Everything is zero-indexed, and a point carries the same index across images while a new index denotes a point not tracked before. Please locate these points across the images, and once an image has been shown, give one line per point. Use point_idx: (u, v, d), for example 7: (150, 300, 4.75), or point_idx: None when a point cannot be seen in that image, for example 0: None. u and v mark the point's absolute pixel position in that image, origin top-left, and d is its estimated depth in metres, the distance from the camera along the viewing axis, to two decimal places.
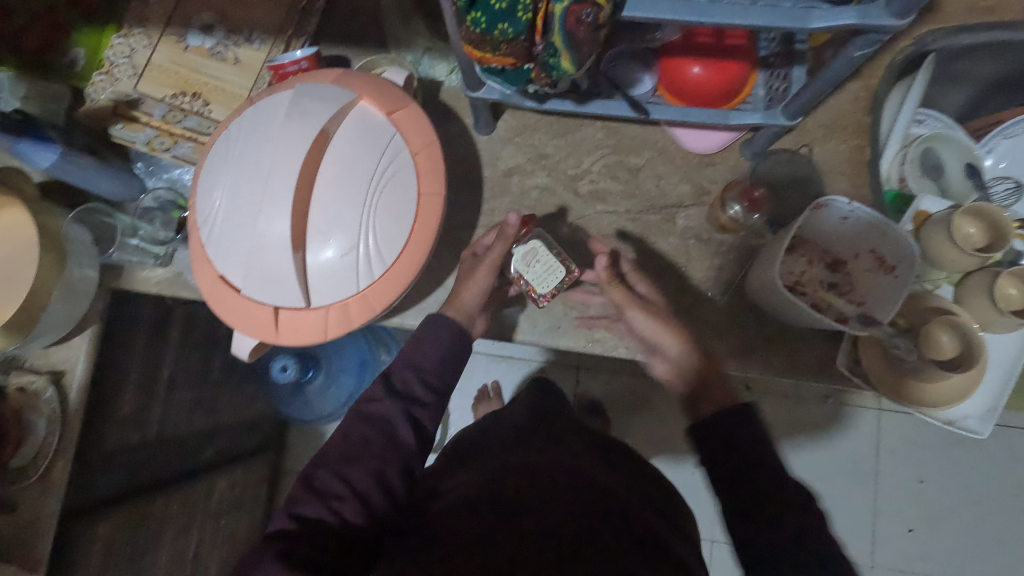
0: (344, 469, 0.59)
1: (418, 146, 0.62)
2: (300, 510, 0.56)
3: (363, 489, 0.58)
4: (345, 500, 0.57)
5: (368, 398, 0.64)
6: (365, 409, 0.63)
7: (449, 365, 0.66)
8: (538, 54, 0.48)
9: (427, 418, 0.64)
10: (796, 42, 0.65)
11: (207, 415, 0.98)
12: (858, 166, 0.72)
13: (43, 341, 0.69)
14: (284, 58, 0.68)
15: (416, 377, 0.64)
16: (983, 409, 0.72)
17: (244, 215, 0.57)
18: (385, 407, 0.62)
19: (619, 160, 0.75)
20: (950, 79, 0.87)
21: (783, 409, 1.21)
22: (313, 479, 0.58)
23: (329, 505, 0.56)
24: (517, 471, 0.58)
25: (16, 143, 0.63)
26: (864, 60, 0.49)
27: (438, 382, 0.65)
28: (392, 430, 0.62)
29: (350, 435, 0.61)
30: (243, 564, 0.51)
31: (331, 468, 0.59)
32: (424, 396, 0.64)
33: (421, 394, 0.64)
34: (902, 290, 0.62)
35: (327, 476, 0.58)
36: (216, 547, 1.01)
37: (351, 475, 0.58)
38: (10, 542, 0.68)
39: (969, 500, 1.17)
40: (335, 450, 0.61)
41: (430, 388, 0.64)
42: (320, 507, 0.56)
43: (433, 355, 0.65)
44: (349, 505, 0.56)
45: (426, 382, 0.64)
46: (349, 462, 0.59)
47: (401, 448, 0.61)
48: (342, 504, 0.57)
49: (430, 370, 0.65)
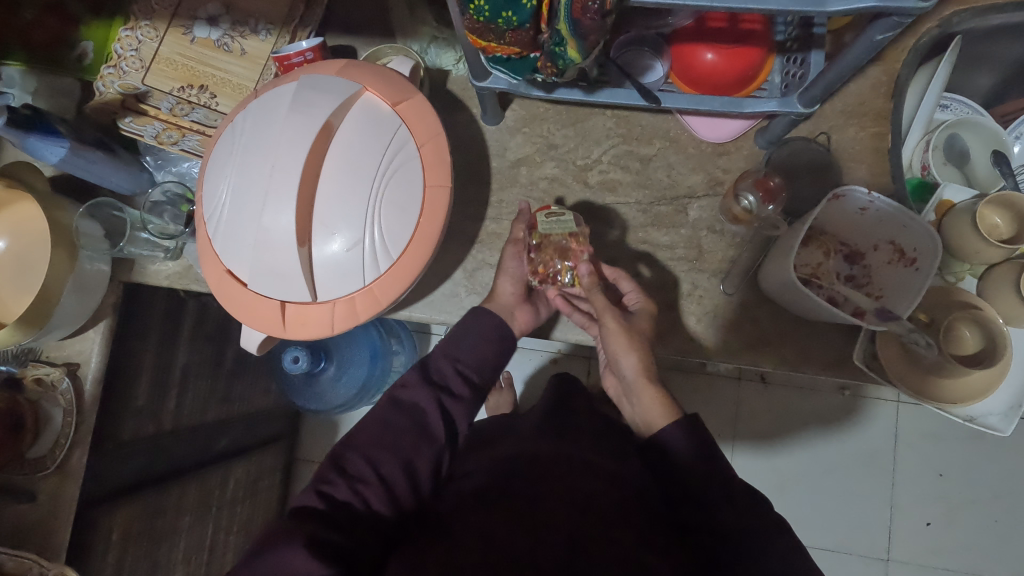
0: (373, 453, 0.59)
1: (423, 138, 0.61)
2: (327, 489, 0.56)
3: (390, 477, 0.58)
4: (372, 484, 0.57)
5: (401, 384, 0.65)
6: (398, 395, 0.63)
7: (487, 358, 0.66)
8: (544, 43, 0.47)
9: (459, 413, 0.64)
10: (815, 25, 0.60)
11: (220, 405, 0.99)
12: (877, 154, 0.69)
13: (58, 333, 0.70)
14: (290, 49, 0.67)
15: (453, 369, 0.65)
16: (1006, 405, 0.70)
17: (250, 209, 0.57)
18: (418, 393, 0.63)
19: (630, 150, 0.73)
20: (976, 62, 0.84)
21: (797, 401, 1.20)
22: (342, 460, 0.59)
23: (356, 489, 0.57)
24: (524, 465, 0.58)
25: (26, 140, 0.63)
26: (886, 44, 0.47)
27: (476, 377, 0.66)
28: (424, 420, 0.62)
29: (381, 419, 0.62)
30: (262, 540, 0.52)
31: (360, 450, 0.59)
32: (461, 390, 0.64)
33: (456, 385, 0.64)
34: (922, 282, 0.59)
35: (355, 458, 0.59)
36: (230, 533, 1.03)
37: (379, 459, 0.59)
38: (30, 529, 0.69)
39: (990, 493, 1.14)
40: (366, 434, 0.61)
41: (467, 383, 0.65)
42: (346, 490, 0.56)
43: (473, 349, 0.66)
44: (376, 492, 0.57)
45: (464, 375, 0.65)
46: (378, 447, 0.60)
47: (431, 440, 0.61)
48: (368, 489, 0.57)
49: (467, 362, 0.66)
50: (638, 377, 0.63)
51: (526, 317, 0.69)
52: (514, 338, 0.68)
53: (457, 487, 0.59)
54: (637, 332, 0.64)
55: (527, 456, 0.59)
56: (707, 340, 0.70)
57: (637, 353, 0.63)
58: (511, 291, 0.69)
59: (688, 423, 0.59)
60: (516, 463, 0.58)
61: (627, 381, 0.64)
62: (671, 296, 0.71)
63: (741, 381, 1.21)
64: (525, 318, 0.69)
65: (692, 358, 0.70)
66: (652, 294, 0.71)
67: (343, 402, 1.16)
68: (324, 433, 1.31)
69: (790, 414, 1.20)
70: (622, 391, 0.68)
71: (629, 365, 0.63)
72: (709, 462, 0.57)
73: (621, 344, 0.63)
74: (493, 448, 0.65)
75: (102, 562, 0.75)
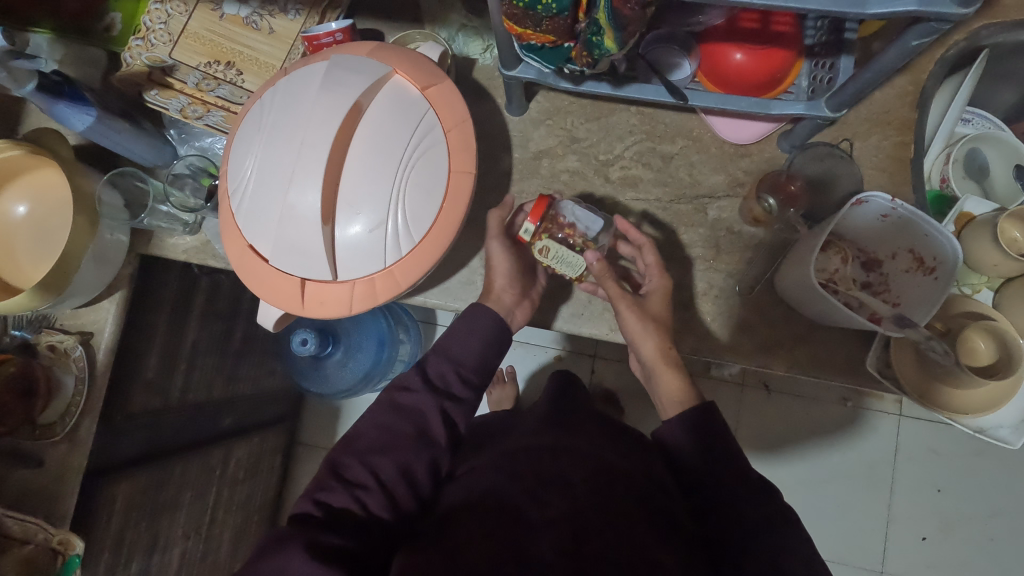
0: (371, 458, 0.59)
1: (450, 123, 0.62)
2: (325, 496, 0.57)
3: (390, 482, 0.58)
4: (371, 490, 0.57)
5: (402, 387, 0.64)
6: (399, 399, 0.63)
7: (487, 359, 0.66)
8: (581, 32, 0.47)
9: (458, 415, 0.64)
10: (845, 30, 0.62)
11: (227, 383, 0.99)
12: (899, 163, 0.70)
13: (74, 301, 0.70)
14: (319, 29, 0.67)
15: (455, 372, 0.65)
16: (1017, 418, 0.70)
17: (276, 185, 0.57)
18: (420, 398, 0.63)
19: (652, 147, 0.73)
20: (999, 78, 0.84)
21: (799, 410, 1.20)
22: (342, 466, 0.59)
23: (355, 495, 0.57)
24: (525, 466, 0.57)
25: (54, 107, 0.63)
26: (922, 49, 0.46)
27: (474, 377, 0.66)
28: (424, 424, 0.62)
29: (380, 425, 0.62)
30: (263, 547, 0.51)
31: (359, 455, 0.60)
32: (463, 393, 0.65)
33: (459, 390, 0.64)
34: (942, 292, 0.60)
35: (354, 464, 0.59)
36: (229, 510, 1.03)
37: (378, 465, 0.59)
38: (36, 495, 0.69)
39: (988, 511, 1.14)
40: (366, 440, 0.61)
41: (468, 386, 0.65)
42: (346, 496, 0.57)
43: (473, 350, 0.66)
44: (376, 498, 0.57)
45: (465, 379, 0.65)
46: (377, 452, 0.60)
47: (432, 444, 0.62)
48: (368, 495, 0.57)
49: (467, 365, 0.65)
50: (660, 364, 0.65)
51: (526, 315, 0.70)
52: (512, 334, 0.68)
53: (461, 487, 0.58)
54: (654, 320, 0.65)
55: (532, 452, 0.59)
56: (719, 341, 0.70)
57: (655, 339, 0.65)
58: (511, 292, 0.69)
59: (705, 411, 0.61)
60: (526, 457, 0.59)
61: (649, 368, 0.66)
62: (685, 294, 0.71)
63: (744, 387, 1.22)
64: (524, 315, 0.70)
65: (703, 357, 0.70)
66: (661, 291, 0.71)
67: (347, 388, 1.16)
68: (324, 418, 1.31)
69: (792, 422, 1.20)
70: (643, 375, 0.69)
71: (646, 348, 0.65)
72: (703, 457, 0.58)
73: (638, 330, 0.65)
74: (497, 443, 0.65)
75: (105, 531, 0.75)
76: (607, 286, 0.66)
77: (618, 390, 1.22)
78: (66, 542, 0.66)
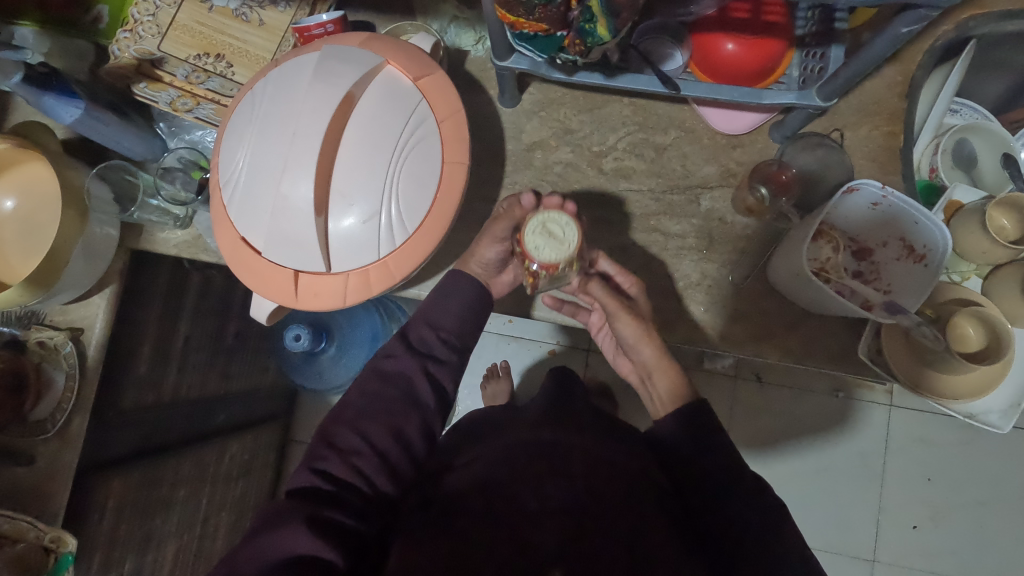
0: (363, 425, 0.59)
1: (444, 113, 0.61)
2: (322, 466, 0.56)
3: (383, 446, 0.58)
4: (365, 456, 0.57)
5: (385, 354, 0.64)
6: (382, 366, 0.63)
7: (468, 322, 0.66)
8: (574, 20, 0.47)
9: (446, 378, 0.64)
10: (835, 19, 0.63)
11: (219, 380, 0.98)
12: (889, 152, 0.70)
13: (64, 297, 0.69)
14: (310, 21, 0.66)
15: (436, 337, 0.64)
16: (1005, 404, 0.71)
17: (268, 177, 0.57)
18: (404, 363, 0.62)
19: (645, 138, 0.74)
20: (987, 69, 0.85)
21: (791, 401, 1.21)
22: (332, 435, 0.59)
23: (351, 463, 0.57)
24: (523, 454, 0.57)
25: (41, 98, 0.62)
26: (910, 38, 0.47)
27: (456, 339, 0.65)
28: (412, 389, 0.62)
29: (367, 392, 0.61)
30: (261, 523, 0.52)
31: (349, 424, 0.59)
32: (445, 355, 0.64)
33: (442, 352, 0.64)
34: (931, 281, 0.61)
35: (345, 432, 0.58)
36: (223, 506, 1.03)
37: (369, 430, 0.59)
38: (28, 494, 0.68)
39: (978, 499, 1.16)
40: (354, 407, 0.60)
41: (451, 348, 0.64)
42: (341, 465, 0.56)
43: (453, 316, 0.65)
44: (370, 463, 0.57)
45: (447, 342, 0.64)
46: (366, 418, 0.59)
47: (421, 408, 0.61)
48: (363, 461, 0.57)
49: (447, 328, 0.65)
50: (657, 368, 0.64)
51: (505, 283, 0.71)
52: (492, 298, 0.68)
53: (456, 475, 0.58)
54: (647, 321, 0.66)
55: (527, 444, 0.59)
56: (713, 331, 0.70)
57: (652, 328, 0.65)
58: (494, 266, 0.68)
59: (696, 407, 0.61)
60: (522, 448, 0.59)
61: (645, 363, 0.66)
62: (679, 285, 0.71)
63: (737, 379, 1.23)
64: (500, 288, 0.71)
65: (698, 347, 0.71)
66: (654, 282, 0.71)
67: (342, 381, 1.18)
68: (319, 414, 1.30)
69: (784, 414, 1.21)
70: (638, 376, 0.69)
71: (648, 350, 0.65)
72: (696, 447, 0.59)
73: (640, 335, 0.65)
74: (496, 436, 0.65)
75: (99, 530, 0.75)
76: (606, 301, 0.65)
77: (613, 384, 1.23)
78: (58, 540, 0.66)
